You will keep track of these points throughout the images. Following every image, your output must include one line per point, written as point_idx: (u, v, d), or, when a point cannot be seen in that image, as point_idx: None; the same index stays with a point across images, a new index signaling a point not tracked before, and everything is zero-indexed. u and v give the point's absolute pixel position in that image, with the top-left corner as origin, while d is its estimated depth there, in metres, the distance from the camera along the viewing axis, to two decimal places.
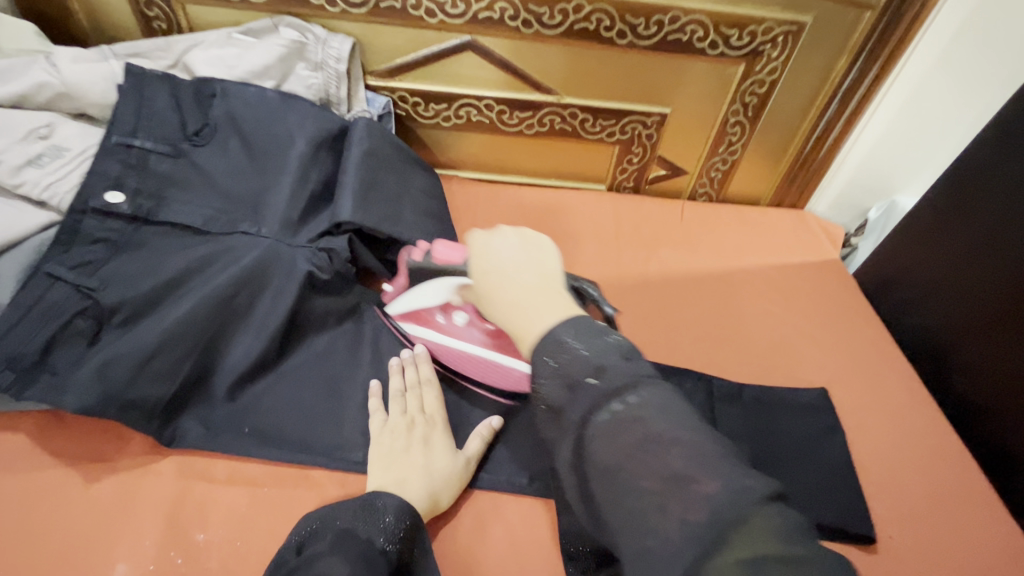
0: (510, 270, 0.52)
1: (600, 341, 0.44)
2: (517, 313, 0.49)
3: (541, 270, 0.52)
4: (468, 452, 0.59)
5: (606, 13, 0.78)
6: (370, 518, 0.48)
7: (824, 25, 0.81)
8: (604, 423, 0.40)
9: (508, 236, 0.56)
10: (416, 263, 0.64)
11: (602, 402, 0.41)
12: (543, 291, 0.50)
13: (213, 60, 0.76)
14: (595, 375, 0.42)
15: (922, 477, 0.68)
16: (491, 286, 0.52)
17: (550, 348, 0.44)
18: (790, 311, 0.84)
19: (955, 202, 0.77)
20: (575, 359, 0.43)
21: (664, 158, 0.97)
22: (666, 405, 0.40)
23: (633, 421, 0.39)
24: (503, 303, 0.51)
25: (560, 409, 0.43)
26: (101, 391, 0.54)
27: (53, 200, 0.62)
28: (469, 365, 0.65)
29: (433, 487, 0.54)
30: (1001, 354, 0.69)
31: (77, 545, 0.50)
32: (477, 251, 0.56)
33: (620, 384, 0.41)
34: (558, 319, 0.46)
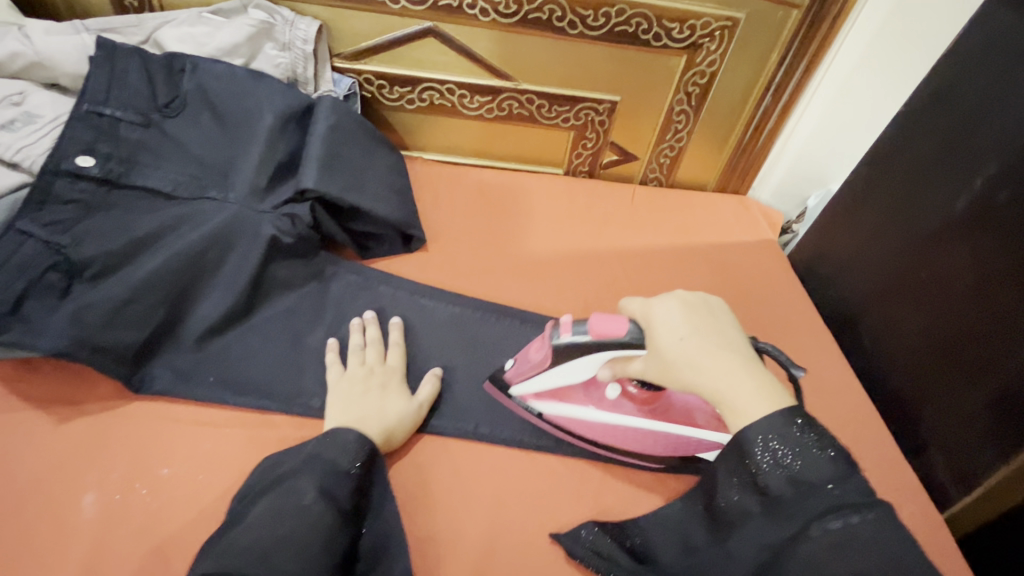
0: (703, 342, 0.52)
1: (805, 444, 0.45)
2: (732, 389, 0.49)
3: (729, 340, 0.53)
4: (421, 395, 0.65)
5: (557, 5, 0.85)
6: (340, 445, 0.54)
7: (756, 22, 0.88)
8: (835, 535, 0.41)
9: (678, 302, 0.55)
10: (564, 344, 0.59)
11: (831, 513, 0.42)
12: (761, 373, 0.51)
13: (184, 37, 0.80)
14: (833, 483, 0.44)
15: (837, 427, 0.75)
16: (689, 356, 0.51)
17: (766, 432, 0.46)
18: (727, 286, 0.92)
19: (869, 185, 0.85)
20: (813, 462, 0.45)
21: (616, 144, 1.04)
22: (897, 527, 0.41)
23: (872, 543, 0.40)
24: (708, 378, 0.50)
25: (778, 501, 0.45)
26: (74, 332, 0.58)
27: (25, 162, 0.65)
28: (621, 437, 0.64)
29: (393, 425, 0.60)
30: (903, 317, 0.77)
31: (47, 478, 0.54)
32: (656, 317, 0.54)
33: (854, 502, 0.42)
34: (768, 404, 0.48)
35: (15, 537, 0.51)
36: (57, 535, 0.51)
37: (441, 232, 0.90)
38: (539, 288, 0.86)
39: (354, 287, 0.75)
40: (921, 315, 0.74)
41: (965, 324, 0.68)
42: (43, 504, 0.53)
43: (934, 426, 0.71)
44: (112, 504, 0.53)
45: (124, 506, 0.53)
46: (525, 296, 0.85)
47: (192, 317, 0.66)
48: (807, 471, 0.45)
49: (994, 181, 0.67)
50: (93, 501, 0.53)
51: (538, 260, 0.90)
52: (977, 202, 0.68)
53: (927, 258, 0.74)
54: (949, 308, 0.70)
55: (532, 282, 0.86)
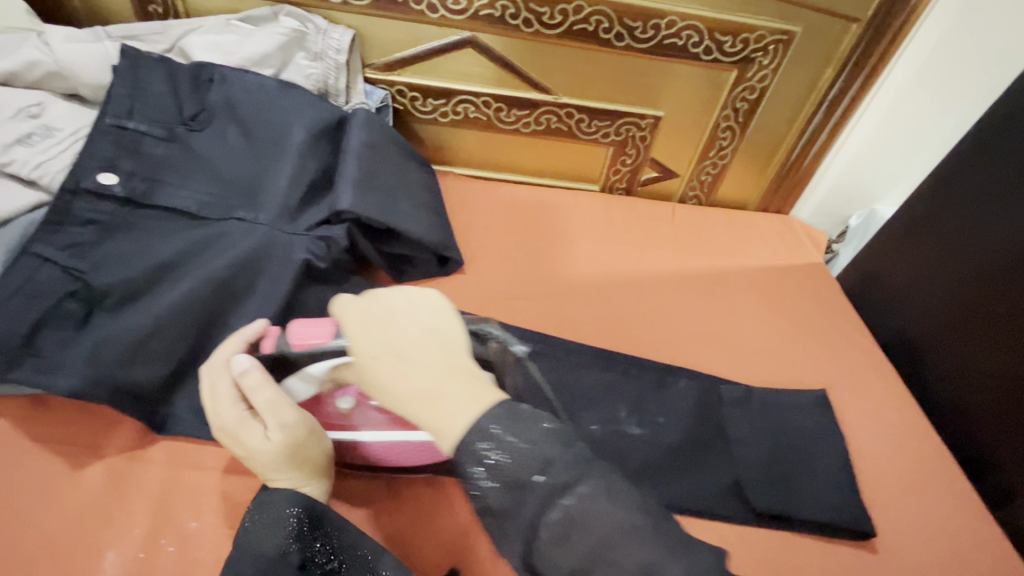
0: (420, 344, 0.43)
1: (524, 426, 0.40)
2: (438, 408, 0.41)
3: (440, 343, 0.43)
4: (278, 424, 0.47)
5: (605, 16, 0.80)
6: (263, 518, 0.46)
7: (812, 35, 0.84)
8: (558, 524, 0.38)
9: (418, 304, 0.46)
10: (297, 357, 0.52)
11: (552, 500, 0.39)
12: (444, 388, 0.41)
13: (211, 46, 0.75)
14: (540, 473, 0.39)
15: (909, 471, 0.70)
16: (380, 378, 0.42)
17: (507, 443, 0.40)
18: (777, 312, 0.87)
19: (933, 209, 0.80)
20: (524, 455, 0.39)
21: (656, 160, 0.99)
22: (614, 492, 0.39)
23: (591, 522, 0.38)
24: (406, 394, 0.42)
25: (507, 511, 0.40)
26: (94, 372, 0.53)
27: (44, 180, 0.61)
28: (421, 450, 0.56)
29: (294, 469, 0.48)
30: (976, 353, 0.72)
31: (62, 534, 0.49)
32: (351, 327, 0.45)
33: (565, 480, 0.39)
34: (483, 403, 0.41)
35: None
36: None
37: (475, 253, 0.85)
38: (578, 313, 0.81)
39: None
40: (999, 351, 0.70)
41: None
42: (58, 564, 0.47)
43: (1016, 473, 0.67)
44: (135, 564, 0.48)
45: (148, 566, 0.48)
46: (565, 323, 0.80)
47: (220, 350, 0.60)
48: (514, 466, 0.39)
49: None
50: (114, 560, 0.48)
51: (576, 283, 0.85)
52: None
53: (1005, 291, 0.70)
54: None
55: (573, 307, 0.81)
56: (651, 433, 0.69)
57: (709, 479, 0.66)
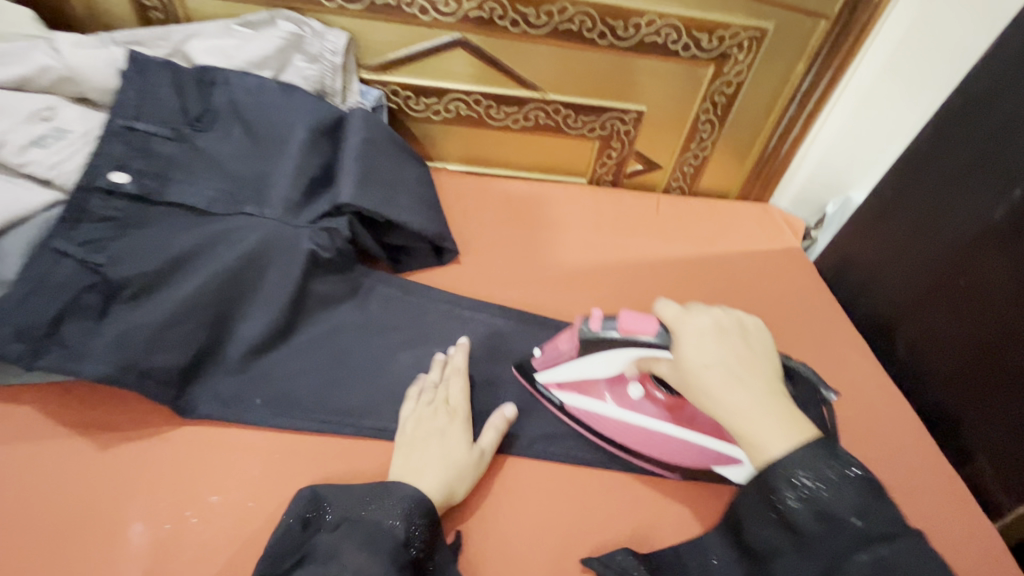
0: (736, 364, 0.50)
1: (832, 476, 0.44)
2: (751, 417, 0.48)
3: (761, 367, 0.51)
4: (484, 445, 0.61)
5: (588, 16, 0.84)
6: (380, 502, 0.52)
7: (784, 32, 0.89)
8: (869, 567, 0.42)
9: (721, 322, 0.54)
10: (590, 333, 0.60)
11: (863, 545, 0.42)
12: (766, 404, 0.48)
13: (212, 50, 0.79)
14: (859, 516, 0.43)
15: (883, 437, 0.74)
16: (709, 385, 0.50)
17: (798, 467, 0.45)
18: (758, 294, 0.92)
19: (898, 192, 0.85)
20: (839, 495, 0.44)
21: (641, 153, 1.03)
22: (889, 544, 0.42)
23: (906, 571, 0.41)
24: (723, 404, 0.49)
25: (811, 538, 0.45)
26: (119, 359, 0.56)
27: (59, 179, 0.64)
28: (636, 437, 0.64)
29: (450, 478, 0.56)
30: (939, 325, 0.77)
31: (92, 508, 0.52)
32: (684, 334, 0.53)
33: (877, 529, 0.43)
34: (805, 433, 0.47)
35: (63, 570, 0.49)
36: (107, 567, 0.49)
37: (471, 244, 0.89)
38: (570, 300, 0.85)
39: (394, 301, 0.74)
40: (960, 321, 0.74)
41: (1008, 331, 0.68)
42: (91, 537, 0.51)
43: (977, 433, 0.72)
44: (161, 535, 0.51)
45: (174, 536, 0.51)
46: (557, 309, 0.84)
47: (234, 337, 0.64)
48: (830, 501, 0.44)
49: None
50: (142, 530, 0.51)
51: (568, 271, 0.89)
52: (1016, 209, 0.69)
53: (964, 265, 0.75)
54: (991, 315, 0.71)
55: (566, 293, 0.86)
56: None
57: None
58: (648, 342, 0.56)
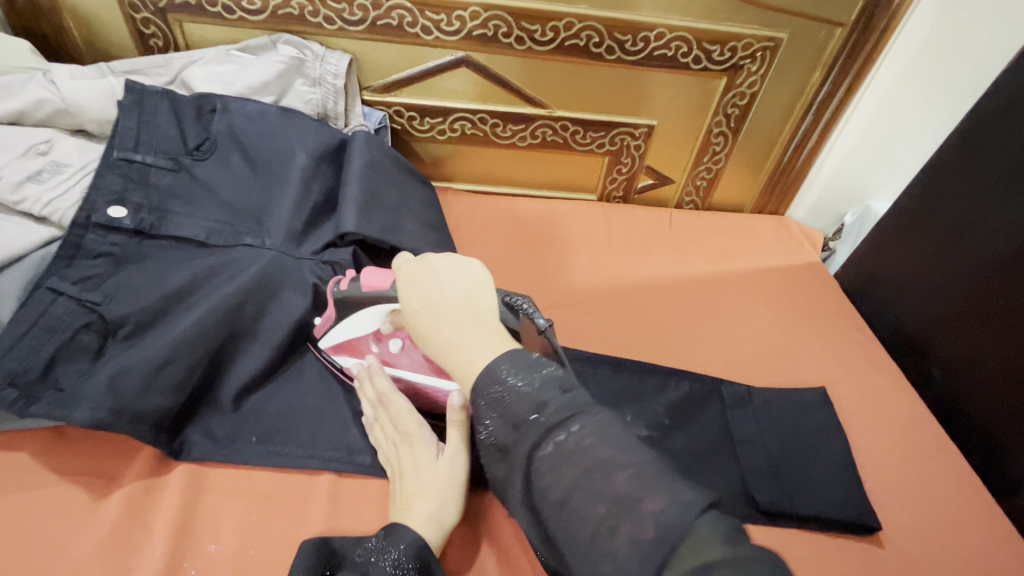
0: (450, 296, 0.49)
1: (534, 372, 0.43)
2: (469, 347, 0.46)
3: (466, 299, 0.49)
4: (448, 458, 0.54)
5: (595, 31, 0.82)
6: (380, 544, 0.49)
7: (799, 41, 0.86)
8: (550, 456, 0.39)
9: (448, 261, 0.51)
10: (340, 294, 0.63)
11: (547, 436, 0.40)
12: (471, 333, 0.47)
13: (211, 76, 0.77)
14: (536, 412, 0.41)
15: (915, 468, 0.70)
16: (419, 326, 0.49)
17: (498, 378, 0.43)
18: (778, 312, 0.88)
19: (926, 202, 0.81)
20: (519, 395, 0.42)
21: (652, 167, 1.00)
22: (615, 434, 0.39)
23: (579, 453, 0.38)
24: (432, 341, 0.48)
25: (508, 447, 0.42)
26: (112, 402, 0.54)
27: (55, 215, 0.62)
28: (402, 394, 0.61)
29: (438, 504, 0.52)
30: (978, 345, 0.73)
31: (87, 561, 0.51)
32: (403, 280, 0.51)
33: (562, 417, 0.40)
34: (496, 350, 0.46)
35: None
36: None
37: None
38: (582, 322, 0.82)
39: None
40: (1003, 340, 0.70)
41: None
42: None
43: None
44: None
45: None
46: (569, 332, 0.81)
47: (232, 373, 0.62)
48: (512, 403, 0.42)
49: None
50: None
51: (579, 292, 0.86)
52: None
53: (1004, 281, 0.70)
54: None
55: (576, 316, 0.83)
56: (658, 436, 0.70)
57: (717, 482, 0.66)
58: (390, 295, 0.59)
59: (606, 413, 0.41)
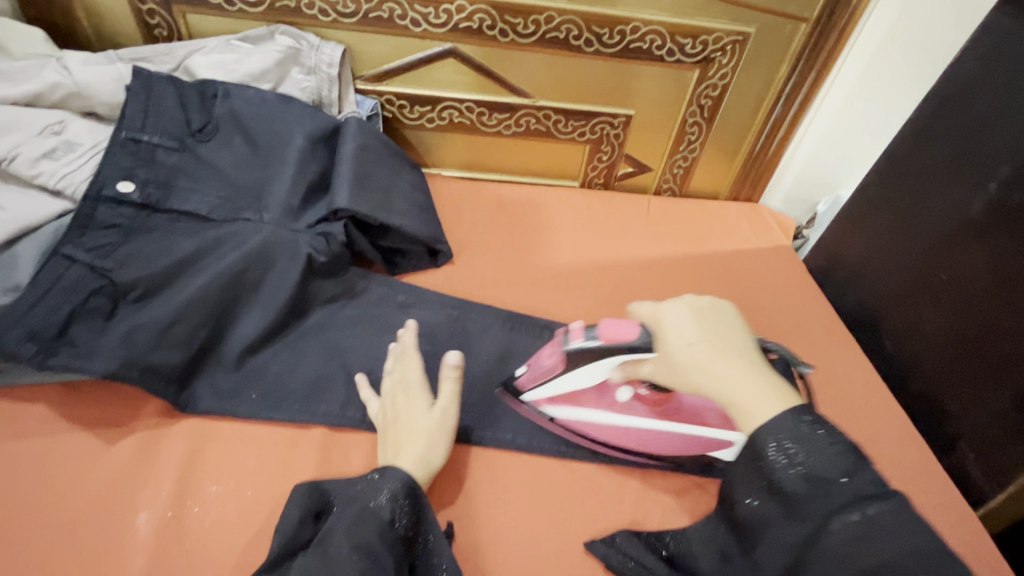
0: (715, 339, 0.54)
1: (814, 442, 0.46)
2: (741, 392, 0.50)
3: (738, 339, 0.55)
4: (442, 406, 0.61)
5: (574, 24, 0.87)
6: (372, 483, 0.54)
7: (766, 36, 0.91)
8: (852, 530, 0.42)
9: (688, 309, 0.57)
10: (576, 348, 0.61)
11: (844, 508, 0.43)
12: (751, 377, 0.51)
13: (213, 64, 0.82)
14: (848, 476, 0.44)
15: (867, 431, 0.76)
16: (693, 360, 0.53)
17: (777, 434, 0.47)
18: (746, 291, 0.94)
19: (882, 187, 0.87)
20: (821, 452, 0.45)
21: (631, 156, 1.06)
22: (911, 519, 0.42)
23: (885, 534, 0.41)
24: (708, 377, 0.52)
25: (801, 500, 0.45)
26: (126, 354, 0.60)
27: (68, 189, 0.67)
28: (634, 436, 0.66)
29: (427, 446, 0.58)
30: (925, 317, 0.78)
31: (100, 499, 0.56)
32: (665, 321, 0.56)
33: (869, 493, 0.43)
34: (784, 401, 0.49)
35: (73, 557, 0.53)
36: (114, 554, 0.53)
37: (467, 245, 0.91)
38: (564, 298, 0.87)
39: (391, 301, 0.78)
40: (943, 312, 0.76)
41: (988, 320, 0.70)
42: (99, 527, 0.54)
43: (962, 422, 0.73)
44: (165, 523, 0.55)
45: (177, 523, 0.55)
46: (550, 308, 0.86)
47: (232, 335, 0.67)
48: (818, 466, 0.45)
49: (1008, 185, 0.69)
50: (147, 520, 0.55)
51: (561, 271, 0.91)
52: (995, 201, 0.70)
53: (945, 259, 0.76)
54: (974, 305, 0.72)
55: (557, 293, 0.88)
56: None
57: None
58: (633, 347, 0.58)
59: (900, 494, 0.43)
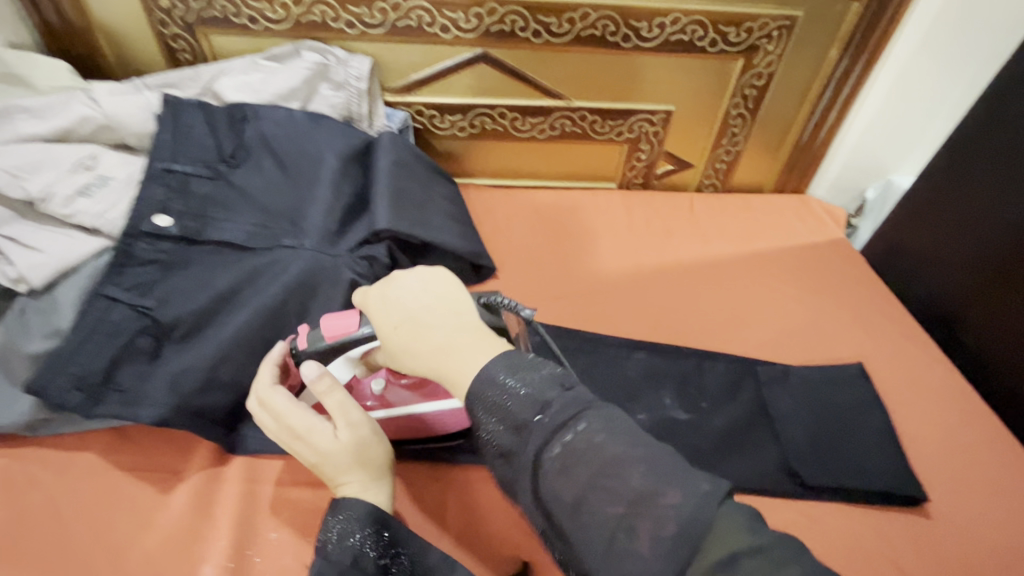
0: (429, 311, 0.48)
1: (532, 376, 0.44)
2: (443, 363, 0.46)
3: (450, 304, 0.49)
4: (346, 423, 0.51)
5: (611, 19, 0.83)
6: (338, 520, 0.49)
7: (815, 19, 0.85)
8: (560, 458, 0.41)
9: (414, 277, 0.51)
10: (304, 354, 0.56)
11: (557, 436, 0.42)
12: (459, 343, 0.47)
13: (240, 85, 0.79)
14: (541, 413, 0.43)
15: (956, 439, 0.70)
16: (400, 343, 0.47)
17: (489, 390, 0.44)
18: (806, 289, 0.88)
19: (951, 172, 0.81)
20: (523, 400, 0.43)
21: (671, 153, 1.01)
22: (616, 426, 0.42)
23: (590, 452, 0.40)
24: (419, 355, 0.47)
25: (513, 454, 0.43)
26: (175, 400, 0.57)
27: (106, 227, 0.65)
28: (454, 418, 0.61)
29: (363, 468, 0.50)
30: (1012, 311, 0.73)
31: (157, 553, 0.53)
32: (374, 307, 0.50)
33: (567, 417, 0.42)
34: (493, 358, 0.46)
35: None
36: None
37: (507, 257, 0.88)
38: (612, 307, 0.83)
39: None
40: None
41: None
42: None
43: None
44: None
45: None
46: (601, 319, 0.82)
47: None
48: (517, 408, 0.43)
49: None
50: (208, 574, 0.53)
51: (607, 278, 0.87)
52: None
53: None
54: None
55: (607, 303, 0.83)
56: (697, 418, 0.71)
57: (757, 459, 0.68)
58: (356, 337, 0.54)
59: (611, 407, 0.44)
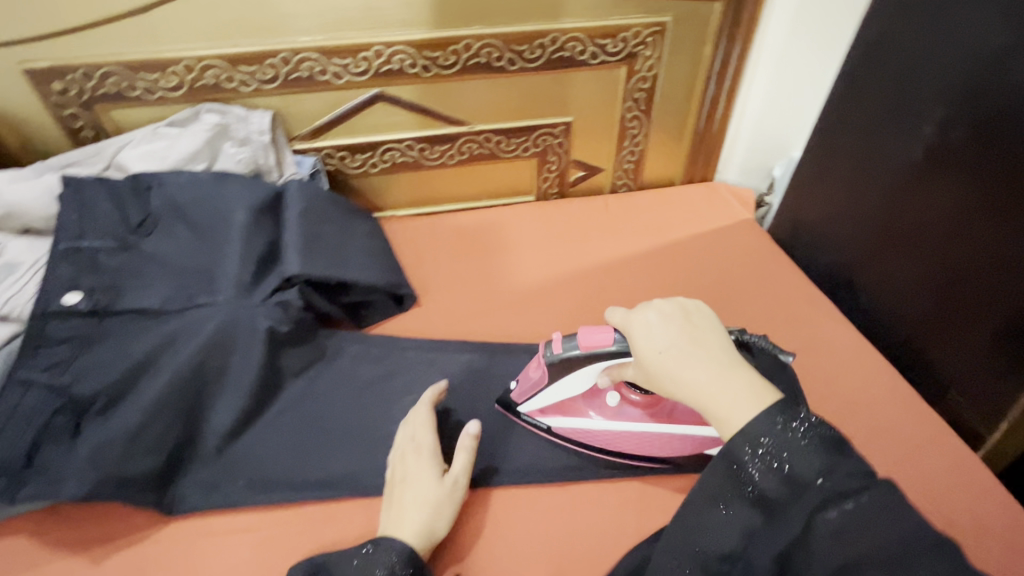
0: (688, 344, 0.51)
1: (790, 434, 0.42)
2: (713, 397, 0.47)
3: (708, 340, 0.51)
4: (454, 476, 0.60)
5: (494, 46, 0.88)
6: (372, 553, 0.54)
7: (684, 21, 0.92)
8: (835, 525, 0.39)
9: (662, 308, 0.55)
10: (554, 358, 0.63)
11: (832, 503, 0.40)
12: (728, 377, 0.48)
13: (144, 155, 0.82)
14: (824, 476, 0.41)
15: (856, 393, 0.75)
16: (668, 369, 0.50)
17: (759, 432, 0.43)
18: (717, 270, 0.93)
19: (829, 145, 0.85)
20: (803, 457, 0.41)
21: (579, 160, 1.06)
22: (897, 503, 0.39)
23: (873, 527, 0.38)
24: (688, 387, 0.49)
25: (777, 506, 0.42)
26: (97, 473, 0.58)
27: (14, 312, 0.67)
28: (630, 442, 0.67)
29: (430, 517, 0.57)
30: (894, 267, 0.76)
31: None
32: (635, 328, 0.54)
33: (847, 487, 0.40)
34: (756, 405, 0.45)
35: None
36: None
37: (432, 282, 0.90)
38: (537, 315, 0.86)
39: (364, 355, 0.77)
40: (913, 258, 0.73)
41: (956, 263, 0.67)
42: None
43: (952, 366, 0.71)
44: None
45: None
46: (525, 327, 0.85)
47: (207, 425, 0.66)
48: (794, 465, 0.41)
49: (945, 124, 0.67)
50: None
51: (531, 289, 0.90)
52: (935, 142, 0.68)
53: (903, 206, 0.74)
54: (940, 248, 0.69)
55: (530, 310, 0.86)
56: None
57: None
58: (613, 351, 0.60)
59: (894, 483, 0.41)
